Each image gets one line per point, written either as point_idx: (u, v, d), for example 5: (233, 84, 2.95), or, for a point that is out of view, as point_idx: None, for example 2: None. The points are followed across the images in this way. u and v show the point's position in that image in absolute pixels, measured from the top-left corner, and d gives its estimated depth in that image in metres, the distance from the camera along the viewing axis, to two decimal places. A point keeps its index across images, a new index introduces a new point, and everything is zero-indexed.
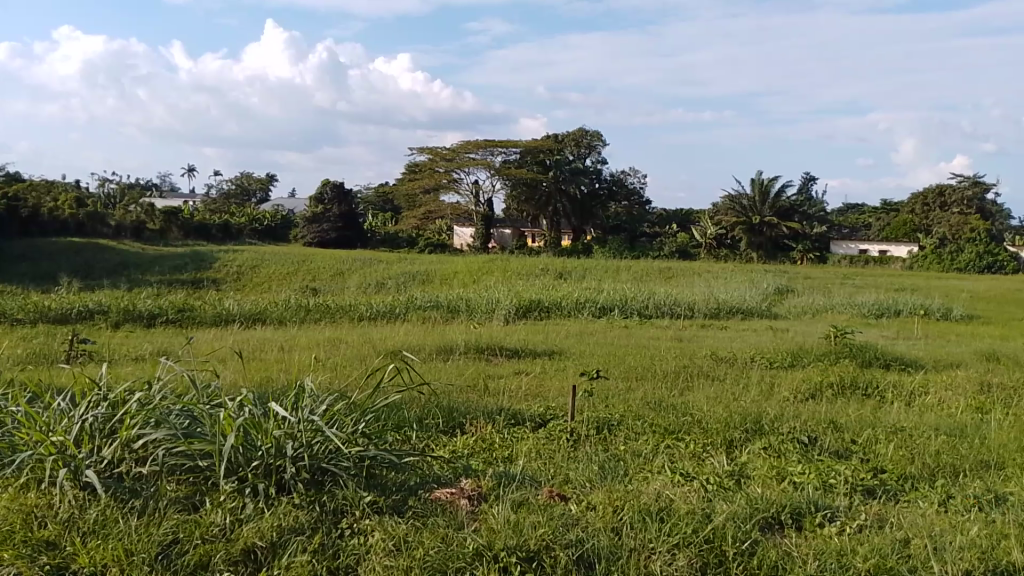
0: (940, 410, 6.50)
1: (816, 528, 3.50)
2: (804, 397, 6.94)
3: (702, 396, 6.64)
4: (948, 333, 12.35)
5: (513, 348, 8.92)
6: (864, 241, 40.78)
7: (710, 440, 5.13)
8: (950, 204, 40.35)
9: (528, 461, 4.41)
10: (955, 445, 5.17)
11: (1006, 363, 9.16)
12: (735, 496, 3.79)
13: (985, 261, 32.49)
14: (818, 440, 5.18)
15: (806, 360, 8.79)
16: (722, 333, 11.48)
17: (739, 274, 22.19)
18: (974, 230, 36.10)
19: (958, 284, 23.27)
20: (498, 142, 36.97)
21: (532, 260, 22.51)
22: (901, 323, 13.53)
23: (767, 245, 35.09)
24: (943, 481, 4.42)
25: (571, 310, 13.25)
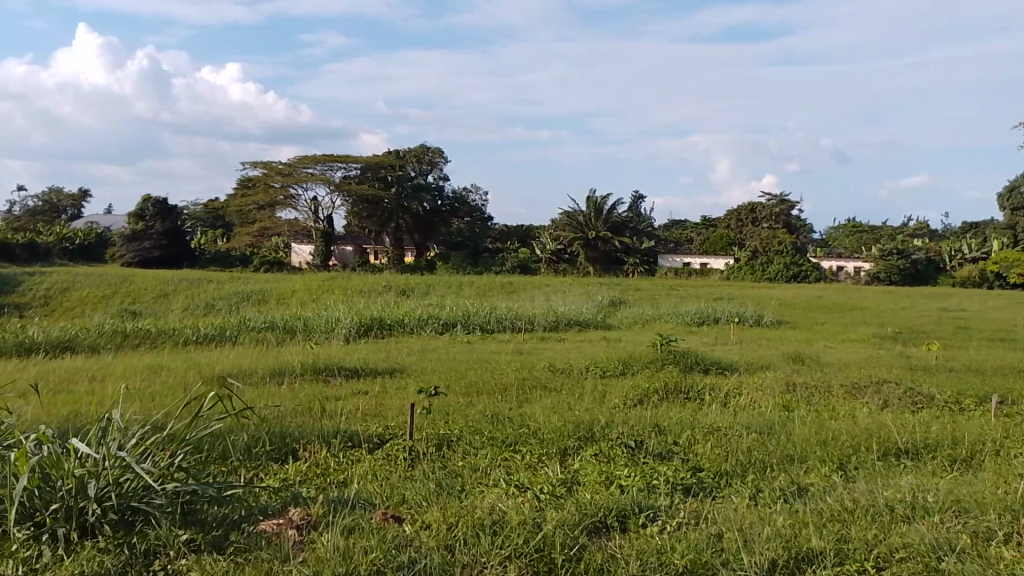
0: (752, 409, 7.09)
1: (639, 529, 3.69)
2: (633, 403, 7.32)
3: (539, 407, 6.82)
4: (760, 338, 13.51)
5: (353, 368, 8.73)
6: (687, 254, 43.82)
7: (544, 450, 5.27)
8: (761, 219, 44.06)
9: (362, 484, 4.32)
10: (764, 441, 5.65)
11: (807, 364, 10.16)
12: (565, 503, 3.92)
13: (790, 271, 36.15)
14: (643, 444, 5.48)
15: (635, 368, 9.29)
16: (560, 344, 11.90)
17: (576, 287, 23.08)
18: (782, 243, 39.75)
19: (768, 293, 25.57)
20: (337, 157, 36.24)
21: (374, 277, 22.18)
22: (719, 330, 14.67)
23: (602, 258, 36.78)
24: (754, 476, 4.80)
25: (413, 327, 13.18)
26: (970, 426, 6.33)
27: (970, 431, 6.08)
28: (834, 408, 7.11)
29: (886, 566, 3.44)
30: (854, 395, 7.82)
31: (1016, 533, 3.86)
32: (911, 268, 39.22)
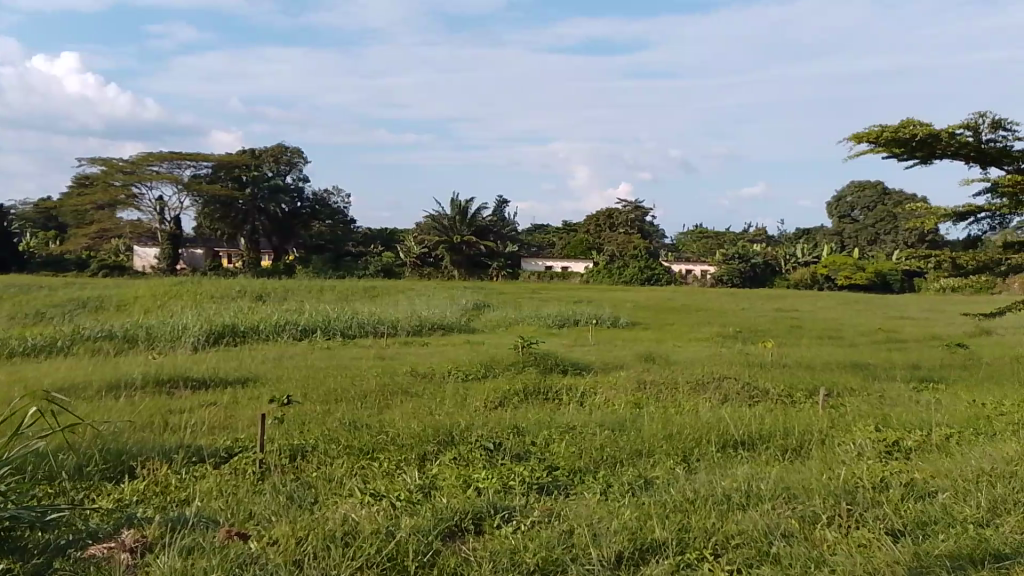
0: (606, 407, 7.36)
1: (494, 531, 3.73)
2: (492, 405, 7.41)
3: (398, 412, 6.74)
4: (616, 339, 14.07)
5: (201, 378, 8.27)
6: (549, 258, 44.95)
7: (402, 456, 5.22)
8: (618, 225, 46.01)
9: (208, 501, 4.10)
10: (616, 438, 5.88)
11: (658, 362, 10.70)
12: (420, 509, 3.91)
13: (645, 275, 37.97)
14: (501, 445, 5.55)
15: (496, 370, 9.40)
16: (423, 348, 11.85)
17: (440, 290, 23.07)
18: (637, 248, 41.65)
19: (624, 295, 26.71)
20: (187, 155, 34.25)
21: (227, 282, 21.11)
22: (578, 332, 15.14)
23: (466, 262, 37.04)
24: (605, 472, 4.99)
25: (269, 334, 12.67)
26: (799, 417, 6.90)
27: (799, 422, 6.62)
28: (680, 404, 7.52)
29: (723, 553, 3.67)
30: (699, 391, 8.31)
31: (836, 515, 4.23)
32: (751, 271, 42.40)
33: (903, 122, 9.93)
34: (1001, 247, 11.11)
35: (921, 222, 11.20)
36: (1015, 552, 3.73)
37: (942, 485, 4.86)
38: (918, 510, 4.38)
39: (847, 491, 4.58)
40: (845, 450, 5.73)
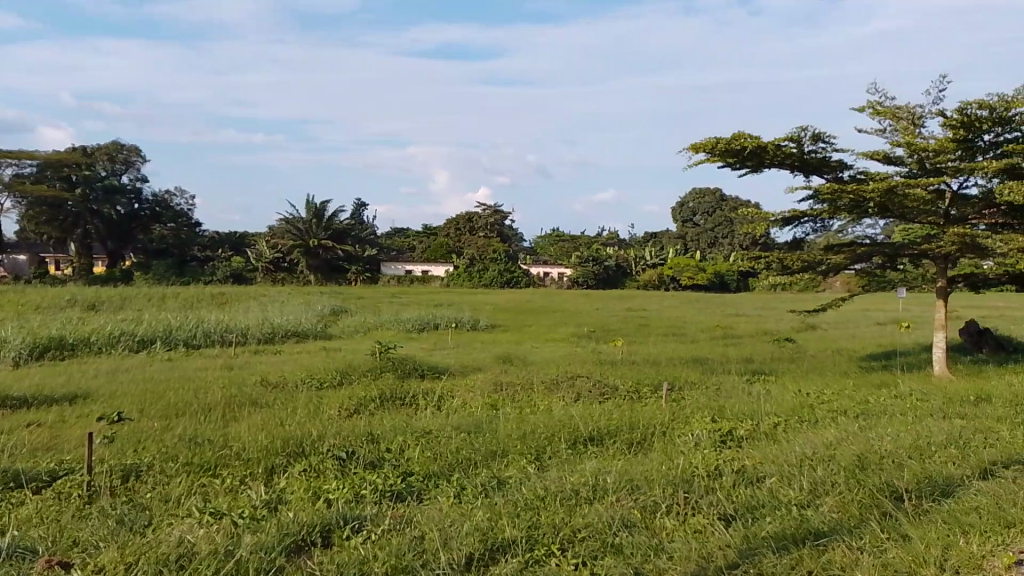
0: (463, 410, 7.39)
1: (344, 542, 3.66)
2: (347, 413, 7.25)
3: (246, 425, 6.45)
4: (475, 341, 14.19)
5: (21, 397, 7.51)
6: (408, 262, 44.66)
7: (248, 471, 5.00)
8: (477, 228, 46.49)
9: (25, 531, 3.73)
10: (471, 440, 5.93)
11: (515, 363, 10.89)
12: (265, 525, 3.76)
13: (504, 278, 38.60)
14: (355, 453, 5.44)
15: (352, 377, 9.20)
16: (276, 357, 11.41)
17: (295, 296, 22.29)
18: (496, 251, 42.24)
19: (483, 298, 27.02)
20: (5, 152, 31.12)
21: (54, 290, 19.34)
22: (437, 335, 15.12)
23: (323, 267, 36.19)
24: (459, 475, 5.01)
25: (103, 346, 11.72)
26: (645, 411, 7.26)
27: (645, 417, 6.97)
28: (535, 404, 7.68)
29: (570, 547, 3.78)
30: (553, 390, 8.55)
31: (676, 503, 4.48)
32: (604, 273, 44.28)
33: (735, 134, 10.70)
34: (823, 248, 12.21)
35: (753, 226, 12.09)
36: (829, 530, 4.12)
37: (769, 470, 5.29)
38: (749, 495, 4.73)
39: (686, 480, 4.87)
40: (686, 441, 6.09)
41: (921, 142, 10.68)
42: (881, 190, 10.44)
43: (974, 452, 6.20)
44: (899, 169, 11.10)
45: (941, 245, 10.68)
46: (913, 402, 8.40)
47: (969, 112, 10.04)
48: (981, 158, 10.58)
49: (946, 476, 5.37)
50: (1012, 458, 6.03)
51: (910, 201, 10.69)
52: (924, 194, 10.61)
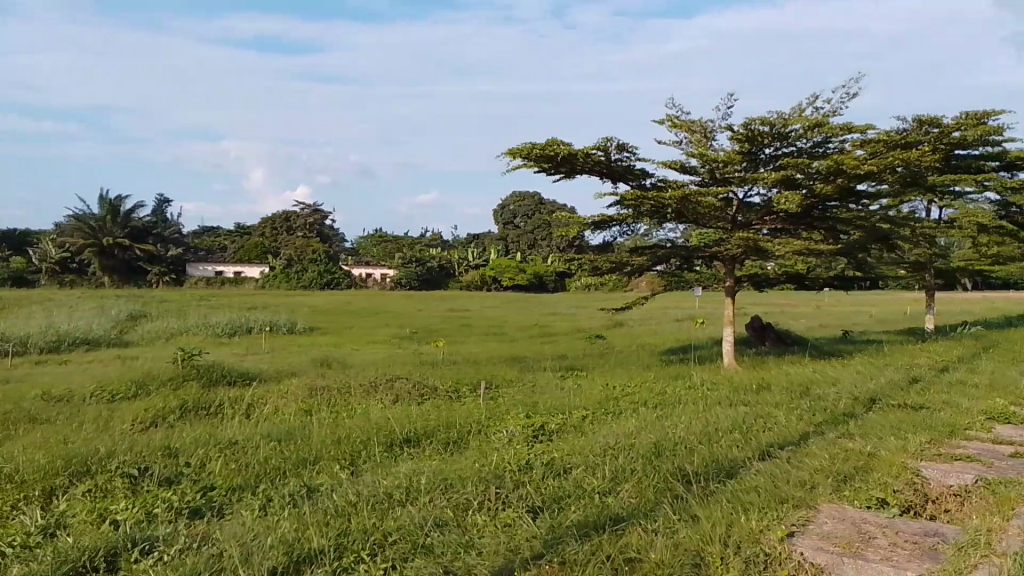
0: (275, 417, 7.08)
1: (132, 566, 3.37)
2: (144, 426, 6.69)
3: (20, 444, 5.75)
4: (292, 345, 13.65)
5: None
6: (220, 262, 42.18)
7: (22, 496, 4.46)
8: (295, 228, 44.90)
9: None
10: (282, 449, 5.69)
11: (334, 367, 10.61)
12: (39, 556, 3.40)
13: (323, 280, 37.53)
14: (150, 469, 5.03)
15: (152, 387, 8.50)
16: (62, 367, 10.28)
17: (86, 300, 20.26)
18: (315, 252, 40.98)
19: (301, 300, 26.10)
20: None
21: None
22: (251, 340, 14.37)
23: (121, 268, 33.29)
24: (265, 485, 4.78)
25: None
26: (461, 411, 7.35)
27: (461, 416, 7.05)
28: (351, 408, 7.52)
29: (380, 551, 3.73)
30: (371, 393, 8.42)
31: (487, 499, 4.56)
32: (426, 274, 44.61)
33: (549, 140, 11.11)
34: (630, 250, 13.02)
35: (567, 229, 12.63)
36: (627, 516, 4.40)
37: (575, 461, 5.55)
38: (556, 487, 4.92)
39: (497, 475, 4.98)
40: (499, 437, 6.24)
41: (712, 153, 11.68)
42: (679, 198, 11.29)
43: (753, 436, 6.91)
44: (694, 178, 12.08)
45: (730, 248, 11.76)
46: (706, 392, 9.19)
47: (751, 128, 11.13)
48: (762, 169, 11.78)
49: (730, 460, 5.96)
50: (784, 440, 6.79)
51: (703, 208, 11.66)
52: (715, 202, 11.58)
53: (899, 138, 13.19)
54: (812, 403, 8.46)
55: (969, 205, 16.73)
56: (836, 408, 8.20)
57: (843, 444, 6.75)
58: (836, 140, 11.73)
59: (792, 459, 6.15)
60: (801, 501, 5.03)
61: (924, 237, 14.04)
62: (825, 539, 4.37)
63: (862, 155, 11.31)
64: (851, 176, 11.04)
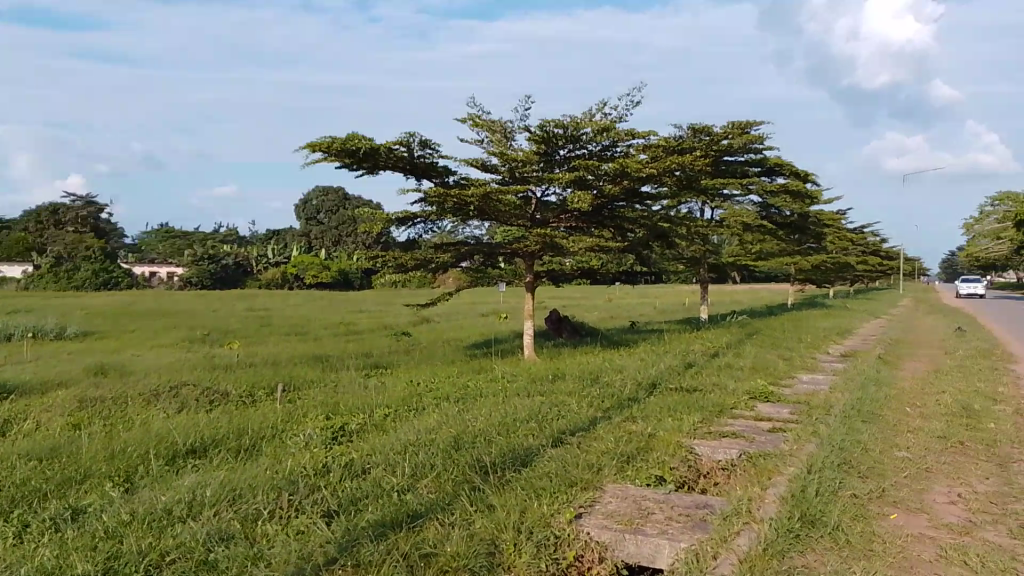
0: (37, 433, 6.33)
1: None
2: None
3: None
4: (62, 352, 12.27)
5: None
6: None
7: None
8: (66, 222, 40.49)
9: None
10: (45, 468, 5.12)
11: (112, 374, 9.68)
12: None
13: (100, 279, 34.11)
14: None
15: None
16: None
17: None
18: (91, 249, 37.18)
19: (73, 302, 23.55)
20: None
21: None
22: (10, 347, 12.72)
23: None
24: (22, 510, 4.27)
25: None
26: (255, 415, 7.02)
27: (256, 420, 6.75)
28: (131, 418, 6.91)
29: (158, 572, 3.49)
30: (154, 402, 7.77)
31: (279, 507, 4.39)
32: (222, 272, 42.29)
33: (350, 135, 10.90)
34: (434, 247, 13.09)
35: (370, 225, 12.45)
36: (424, 512, 4.50)
37: (375, 461, 5.53)
38: (354, 488, 4.88)
39: (291, 481, 4.81)
40: (296, 441, 6.02)
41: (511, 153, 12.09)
42: (480, 196, 11.54)
43: (548, 424, 7.28)
44: (494, 176, 12.42)
45: (529, 245, 12.22)
46: (506, 384, 9.50)
47: (547, 129, 11.66)
48: (557, 170, 12.34)
49: (526, 448, 6.31)
50: (576, 426, 7.22)
51: (503, 206, 12.02)
52: (514, 200, 12.00)
53: (675, 144, 14.45)
54: (603, 389, 9.05)
55: (736, 206, 18.66)
56: (623, 393, 8.84)
57: (628, 427, 7.32)
58: (622, 144, 12.59)
59: (582, 444, 6.60)
60: (589, 483, 5.61)
61: (699, 235, 15.49)
62: (608, 517, 5.00)
63: (645, 159, 12.25)
64: (636, 178, 11.93)
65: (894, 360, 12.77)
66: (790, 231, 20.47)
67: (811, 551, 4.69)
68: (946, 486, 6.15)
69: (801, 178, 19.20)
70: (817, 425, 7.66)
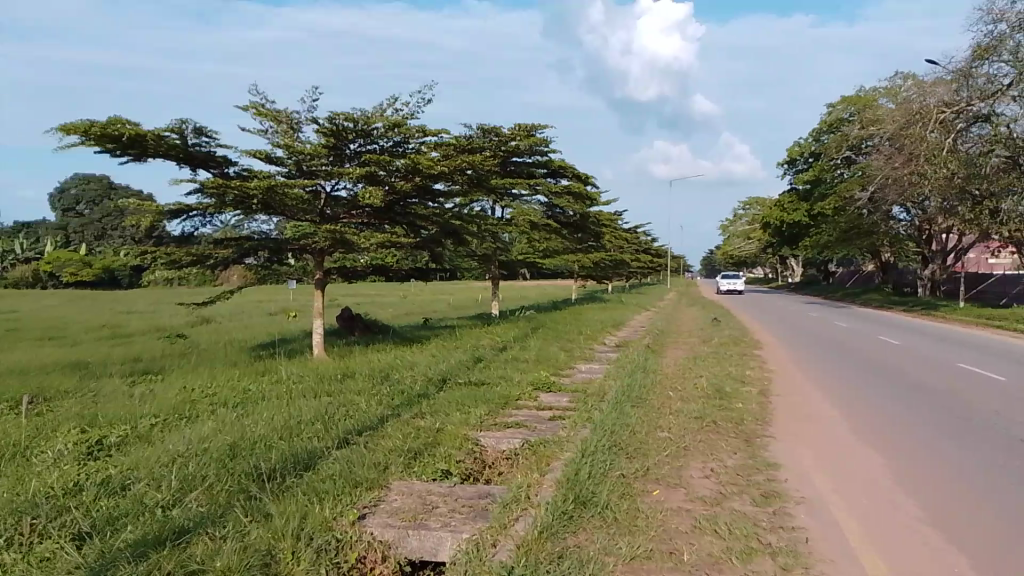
0: None
1: None
2: None
3: None
4: None
5: None
6: None
7: None
8: None
9: None
10: None
11: None
12: None
13: None
14: None
15: None
16: None
17: None
18: None
19: None
20: None
21: None
22: None
23: None
24: None
25: None
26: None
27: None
28: None
29: None
30: None
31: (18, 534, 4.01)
32: None
33: (112, 118, 9.89)
34: (214, 242, 12.24)
35: (138, 218, 11.38)
36: (193, 527, 4.30)
37: (138, 475, 5.17)
38: (111, 507, 4.56)
39: (34, 504, 4.46)
40: (42, 458, 5.42)
41: (298, 145, 11.65)
42: (264, 188, 10.97)
43: (334, 425, 7.10)
44: (280, 169, 11.89)
45: (317, 240, 11.83)
46: (292, 385, 9.13)
47: (336, 122, 11.40)
48: (348, 165, 12.04)
49: (309, 451, 6.14)
50: (363, 426, 7.11)
51: (290, 200, 11.54)
52: (301, 194, 11.56)
53: (466, 143, 14.78)
54: (393, 387, 9.00)
55: (523, 205, 19.40)
56: (413, 390, 8.87)
57: (416, 423, 7.34)
58: (414, 141, 12.61)
59: (369, 443, 6.52)
60: (374, 482, 5.57)
61: (489, 233, 15.94)
62: (392, 515, 4.99)
63: (436, 157, 12.37)
64: (428, 175, 12.05)
65: (660, 349, 14.02)
66: (572, 230, 21.68)
67: (583, 531, 5.00)
68: (700, 461, 6.85)
69: (582, 181, 20.52)
70: (593, 412, 8.20)
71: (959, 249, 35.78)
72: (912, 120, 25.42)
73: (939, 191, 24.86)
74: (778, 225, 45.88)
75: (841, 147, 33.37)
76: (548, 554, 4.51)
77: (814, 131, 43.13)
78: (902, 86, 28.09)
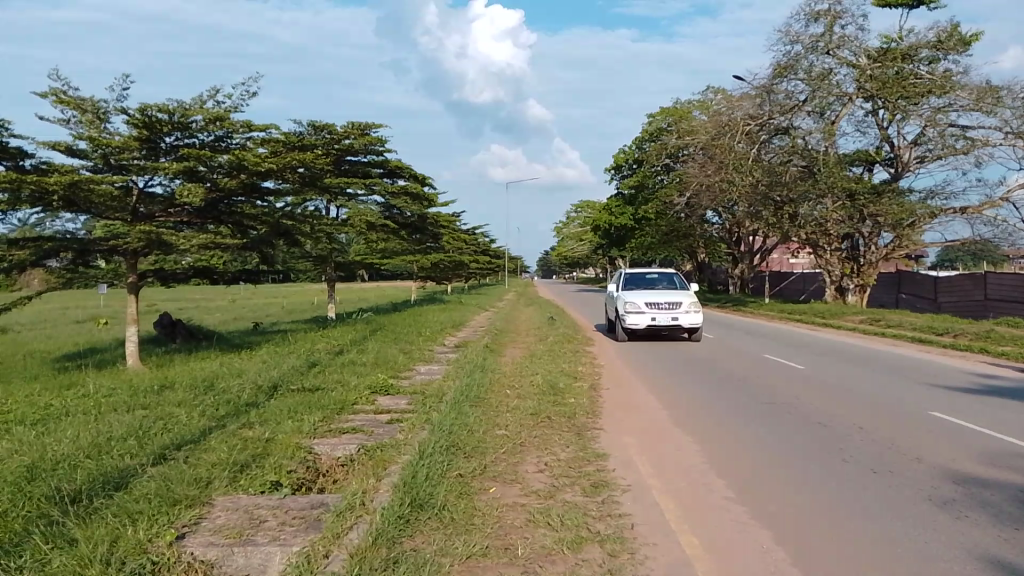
0: None
1: None
2: None
3: None
4: None
5: None
6: None
7: None
8: None
9: None
10: None
11: None
12: None
13: None
14: None
15: None
16: None
17: None
18: None
19: None
20: None
21: None
22: None
23: None
24: None
25: None
26: None
27: None
28: None
29: None
30: None
31: None
32: None
33: None
34: (8, 243, 10.95)
35: None
36: None
37: None
38: None
39: None
40: None
41: (105, 138, 10.70)
42: (66, 183, 9.95)
43: (150, 440, 6.58)
44: (83, 163, 10.85)
45: (129, 241, 10.94)
46: (101, 399, 8.33)
47: (148, 113, 10.65)
48: (163, 159, 11.21)
49: (122, 469, 5.66)
50: (183, 439, 6.63)
51: (97, 197, 10.56)
52: (109, 189, 10.60)
53: (296, 141, 14.31)
54: (217, 396, 8.50)
55: (359, 205, 18.99)
56: (239, 399, 8.39)
57: (243, 434, 6.96)
58: (238, 136, 11.97)
59: (189, 458, 6.09)
60: (195, 499, 5.21)
61: (324, 233, 15.46)
62: (216, 533, 4.70)
63: (263, 154, 11.84)
64: (255, 172, 11.48)
65: (498, 349, 14.22)
66: (411, 231, 21.47)
67: (419, 534, 4.96)
68: (535, 456, 7.02)
69: (420, 182, 20.57)
70: (431, 413, 8.16)
71: (763, 250, 39.24)
72: (721, 132, 27.69)
73: (747, 197, 27.01)
74: (607, 228, 47.93)
75: (661, 155, 35.61)
76: (383, 560, 4.40)
77: (637, 139, 45.51)
78: (713, 99, 30.43)
